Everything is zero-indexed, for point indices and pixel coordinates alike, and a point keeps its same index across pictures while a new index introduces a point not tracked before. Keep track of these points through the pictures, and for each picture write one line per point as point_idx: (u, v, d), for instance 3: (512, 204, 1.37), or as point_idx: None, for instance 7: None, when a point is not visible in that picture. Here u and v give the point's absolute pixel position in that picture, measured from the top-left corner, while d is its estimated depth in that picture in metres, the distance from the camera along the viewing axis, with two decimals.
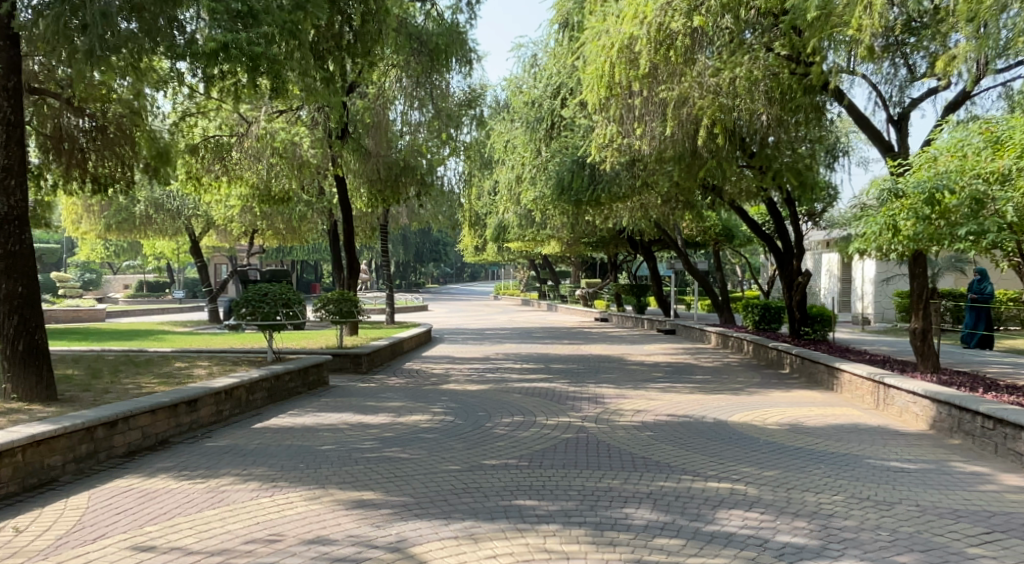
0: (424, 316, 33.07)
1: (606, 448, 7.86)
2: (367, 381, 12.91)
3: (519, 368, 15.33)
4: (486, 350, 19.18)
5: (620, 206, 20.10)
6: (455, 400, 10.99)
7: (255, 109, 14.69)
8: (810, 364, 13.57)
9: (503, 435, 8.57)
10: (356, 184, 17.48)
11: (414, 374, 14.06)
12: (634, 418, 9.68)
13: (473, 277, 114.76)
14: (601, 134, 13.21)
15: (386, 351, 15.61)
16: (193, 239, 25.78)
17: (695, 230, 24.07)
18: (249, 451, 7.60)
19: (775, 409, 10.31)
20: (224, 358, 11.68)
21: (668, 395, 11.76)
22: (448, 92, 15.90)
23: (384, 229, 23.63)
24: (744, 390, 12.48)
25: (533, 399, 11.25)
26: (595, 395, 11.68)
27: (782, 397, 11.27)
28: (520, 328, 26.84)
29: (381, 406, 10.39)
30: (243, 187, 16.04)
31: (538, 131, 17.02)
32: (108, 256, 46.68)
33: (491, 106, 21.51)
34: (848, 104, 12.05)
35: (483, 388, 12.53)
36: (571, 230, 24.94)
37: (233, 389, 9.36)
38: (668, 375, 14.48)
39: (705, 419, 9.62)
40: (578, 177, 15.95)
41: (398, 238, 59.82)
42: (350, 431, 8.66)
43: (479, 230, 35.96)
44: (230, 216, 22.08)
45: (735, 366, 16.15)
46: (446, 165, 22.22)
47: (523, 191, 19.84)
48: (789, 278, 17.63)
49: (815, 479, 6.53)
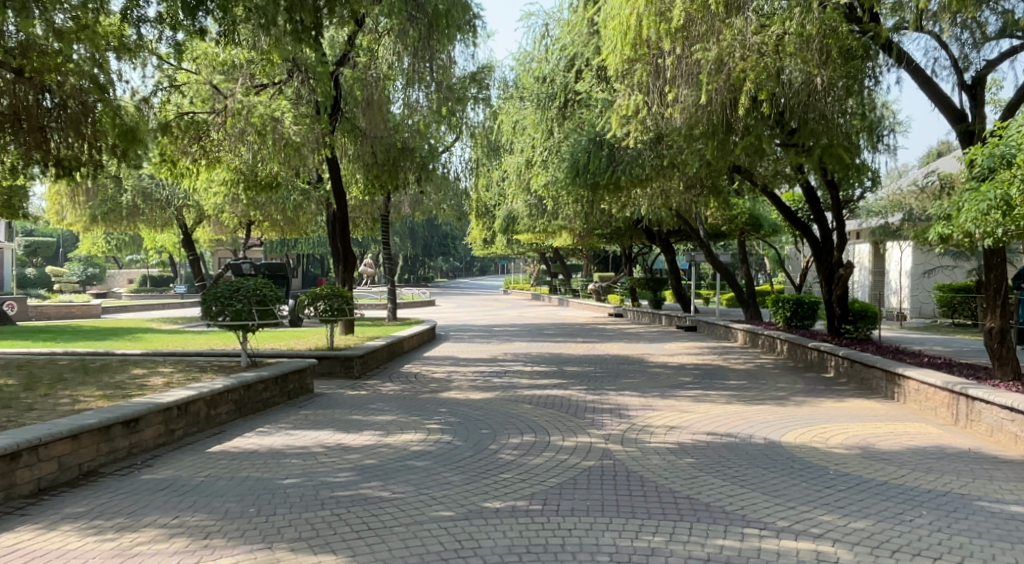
0: (429, 312, 31.46)
1: (639, 484, 6.30)
2: (357, 389, 11.36)
3: (530, 371, 13.75)
4: (494, 350, 17.60)
5: (639, 193, 18.46)
6: (456, 413, 9.43)
7: (233, 80, 12.97)
8: (862, 368, 11.94)
9: (512, 462, 7.01)
10: (351, 168, 15.96)
11: (412, 379, 12.51)
12: (667, 438, 8.08)
13: (483, 271, 113.03)
14: (624, 105, 11.62)
15: (382, 353, 14.08)
16: (185, 230, 24.31)
17: (719, 219, 22.41)
18: (190, 488, 6.06)
19: (835, 425, 8.70)
20: (191, 364, 10.15)
21: (703, 406, 10.15)
22: (451, 66, 14.38)
23: (385, 220, 22.12)
24: (789, 398, 10.85)
25: (547, 412, 9.68)
26: (618, 406, 10.09)
27: (838, 411, 9.64)
28: (531, 325, 25.22)
29: (368, 421, 8.84)
30: (225, 173, 14.43)
31: (551, 110, 15.46)
32: (109, 250, 45.29)
33: (499, 87, 19.92)
34: (913, 68, 10.43)
35: (489, 396, 10.96)
36: (585, 219, 23.38)
37: (189, 403, 7.84)
38: (698, 380, 12.85)
39: (753, 439, 8.01)
40: (595, 157, 14.05)
41: (404, 229, 58.34)
42: (325, 456, 7.11)
43: (488, 222, 34.36)
44: (220, 205, 20.61)
45: (770, 368, 14.52)
46: (450, 148, 20.70)
47: (534, 176, 18.24)
48: (829, 272, 16.10)
49: (921, 537, 4.94)
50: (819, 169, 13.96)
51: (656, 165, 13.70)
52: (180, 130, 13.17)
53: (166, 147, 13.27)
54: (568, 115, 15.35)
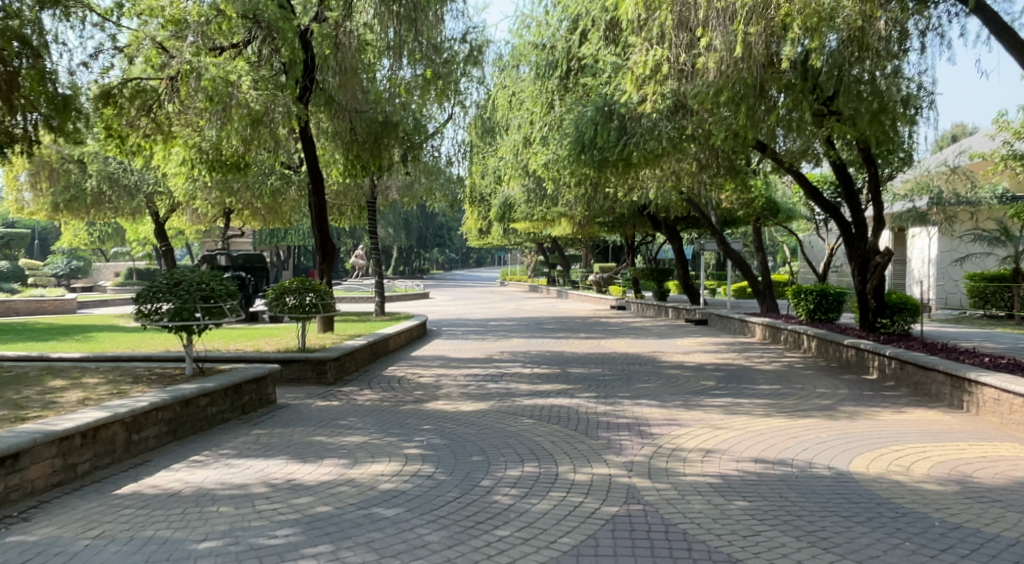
0: (423, 305, 29.66)
1: (684, 544, 4.68)
2: (329, 399, 9.70)
3: (530, 373, 12.12)
4: (488, 347, 15.91)
5: (647, 175, 16.64)
6: (444, 431, 7.81)
7: (183, 40, 10.86)
8: (918, 372, 10.33)
9: (510, 507, 5.37)
10: (331, 147, 14.28)
11: (395, 384, 10.84)
12: (705, 470, 6.41)
13: (479, 262, 111.62)
14: (640, 62, 10.46)
15: (363, 354, 12.43)
16: (157, 219, 22.46)
17: (734, 204, 20.69)
18: (71, 557, 4.44)
19: (911, 450, 7.08)
20: (124, 371, 8.43)
21: (739, 420, 8.49)
22: (440, 26, 12.71)
23: (371, 206, 20.40)
24: (838, 409, 9.21)
25: (553, 429, 8.01)
26: (637, 420, 8.43)
27: (903, 429, 8.01)
28: (530, 319, 23.51)
29: (336, 443, 7.20)
30: (183, 151, 12.63)
31: (552, 81, 13.81)
32: (91, 242, 43.13)
33: (494, 59, 18.22)
34: (987, 13, 8.87)
35: (484, 407, 9.34)
36: (587, 205, 21.74)
37: (100, 429, 6.14)
38: (724, 384, 11.18)
39: (815, 471, 6.37)
40: (603, 130, 12.12)
41: (396, 219, 56.69)
42: (266, 498, 5.45)
43: (483, 211, 32.64)
44: (191, 190, 18.83)
45: (802, 369, 12.88)
46: (441, 127, 19.01)
47: (531, 155, 16.59)
48: (865, 260, 14.53)
49: None
50: (857, 141, 12.34)
51: (674, 139, 11.95)
52: (125, 99, 11.09)
53: (111, 119, 11.31)
54: (572, 86, 13.71)
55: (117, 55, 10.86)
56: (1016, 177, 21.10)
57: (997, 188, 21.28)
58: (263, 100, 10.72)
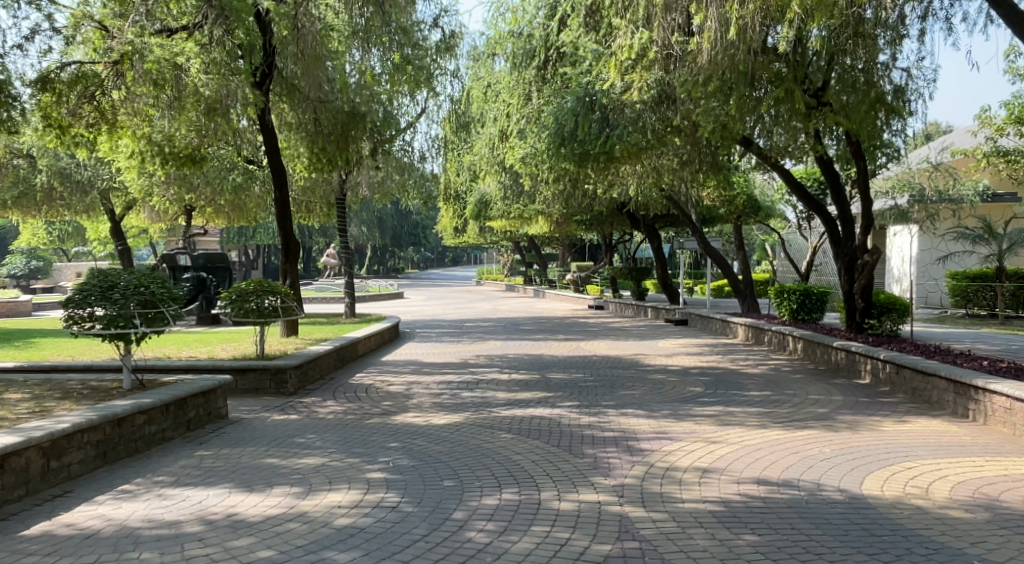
0: (395, 306, 28.81)
1: None
2: (288, 411, 8.90)
3: (506, 380, 11.40)
4: (463, 350, 15.17)
5: (627, 170, 15.95)
6: (411, 449, 7.05)
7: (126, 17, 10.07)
8: (918, 377, 9.74)
9: (486, 548, 4.65)
10: (295, 140, 13.46)
11: (361, 394, 10.05)
12: (704, 494, 5.72)
13: (454, 261, 110.81)
14: (625, 46, 9.85)
15: (327, 360, 11.62)
16: (113, 217, 21.39)
17: (715, 202, 20.13)
18: None
19: (925, 467, 6.44)
20: (54, 385, 7.56)
21: (734, 433, 7.81)
22: (410, 9, 11.95)
23: (340, 203, 19.54)
24: (836, 419, 8.58)
25: (532, 445, 7.28)
26: (623, 434, 7.73)
27: (912, 443, 7.38)
28: (506, 320, 22.81)
29: (290, 466, 6.41)
30: (132, 142, 11.73)
31: (528, 71, 13.15)
32: (51, 241, 41.59)
33: (468, 49, 17.47)
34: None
35: (457, 418, 8.60)
36: (565, 203, 21.08)
37: (11, 456, 5.34)
38: (712, 390, 10.51)
39: (826, 494, 5.71)
40: (584, 121, 11.33)
41: (370, 217, 55.71)
42: (200, 540, 4.68)
43: (458, 208, 31.87)
44: (148, 185, 17.85)
45: (791, 373, 12.28)
46: (413, 120, 18.24)
47: (506, 150, 15.88)
48: (852, 259, 14.00)
49: None
50: (848, 133, 11.77)
51: (660, 131, 11.28)
52: (64, 87, 9.95)
53: (49, 106, 10.26)
54: (550, 76, 13.04)
55: (56, 37, 9.95)
56: (998, 174, 20.81)
57: (978, 184, 20.98)
58: (212, 85, 10.11)
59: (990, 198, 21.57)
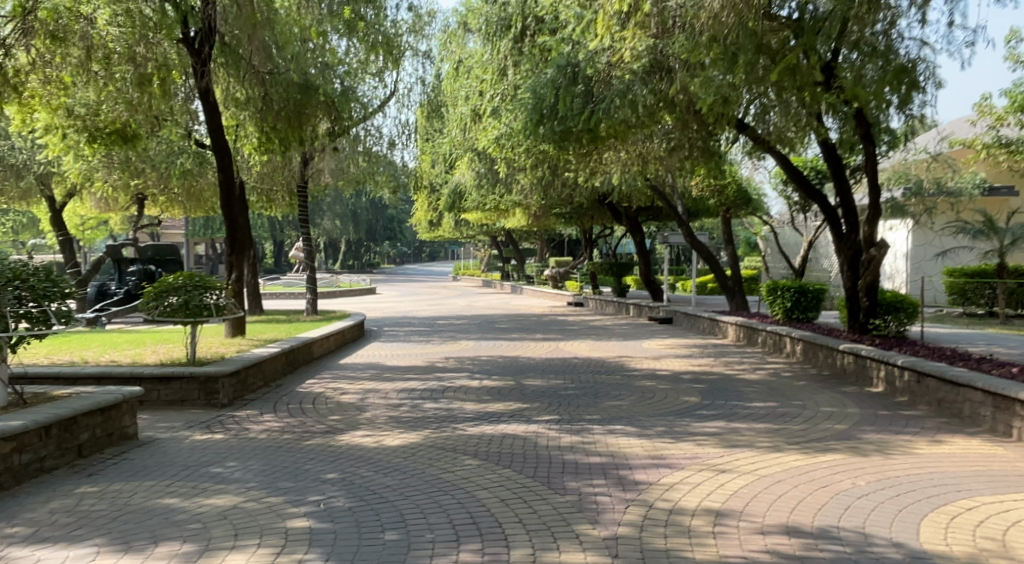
0: (365, 302, 27.35)
1: None
2: (213, 428, 7.47)
3: (475, 387, 10.04)
4: (431, 352, 13.77)
5: (610, 156, 14.67)
6: (350, 484, 5.66)
7: None
8: (947, 388, 8.48)
9: None
10: (243, 118, 12.01)
11: (305, 406, 8.64)
12: (722, 552, 4.41)
13: (432, 256, 109.32)
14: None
15: (273, 365, 10.18)
16: (55, 205, 19.76)
17: (704, 193, 18.87)
18: None
19: (990, 508, 5.18)
20: None
21: (746, 457, 6.51)
22: None
23: (300, 192, 18.08)
24: (861, 439, 7.31)
25: (502, 475, 5.93)
26: (614, 460, 6.39)
27: (960, 472, 6.12)
28: (481, 317, 21.41)
29: (192, 508, 5.01)
30: (47, 114, 10.22)
31: (503, 43, 11.83)
32: (5, 233, 39.53)
33: (440, 23, 16.04)
34: None
35: (413, 438, 7.22)
36: (543, 193, 19.76)
37: None
38: (710, 400, 9.21)
39: (880, 552, 4.43)
40: (566, 94, 9.95)
41: (343, 210, 54.08)
42: None
43: (432, 199, 30.42)
44: (87, 168, 16.31)
45: (793, 379, 11.03)
46: (378, 100, 16.82)
47: (478, 132, 14.52)
48: (857, 253, 12.78)
49: None
50: (858, 111, 10.54)
51: (653, 108, 9.95)
52: None
53: None
54: (527, 50, 11.68)
55: None
56: (998, 166, 19.78)
57: (977, 176, 19.92)
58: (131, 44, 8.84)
59: (988, 192, 20.53)
